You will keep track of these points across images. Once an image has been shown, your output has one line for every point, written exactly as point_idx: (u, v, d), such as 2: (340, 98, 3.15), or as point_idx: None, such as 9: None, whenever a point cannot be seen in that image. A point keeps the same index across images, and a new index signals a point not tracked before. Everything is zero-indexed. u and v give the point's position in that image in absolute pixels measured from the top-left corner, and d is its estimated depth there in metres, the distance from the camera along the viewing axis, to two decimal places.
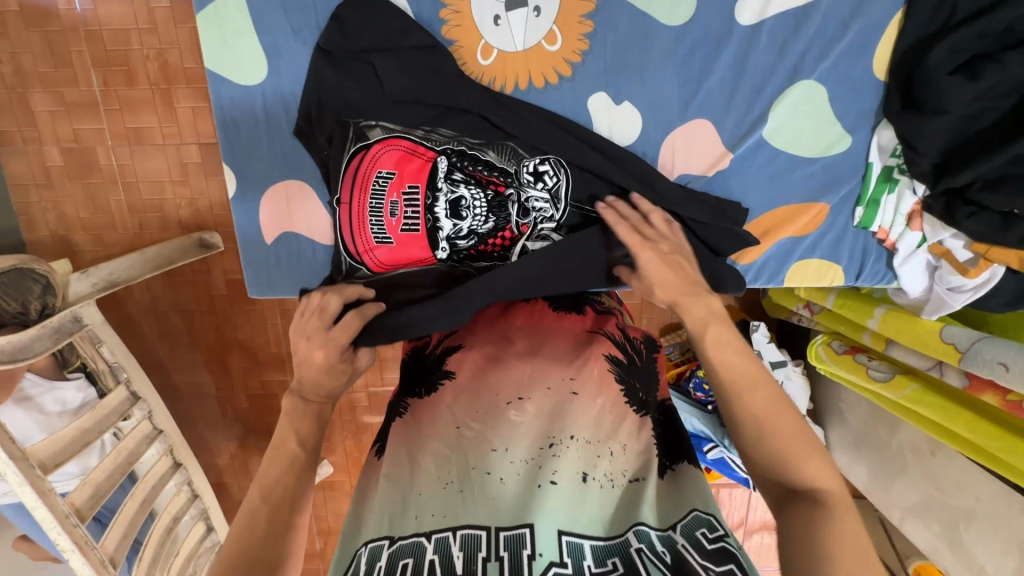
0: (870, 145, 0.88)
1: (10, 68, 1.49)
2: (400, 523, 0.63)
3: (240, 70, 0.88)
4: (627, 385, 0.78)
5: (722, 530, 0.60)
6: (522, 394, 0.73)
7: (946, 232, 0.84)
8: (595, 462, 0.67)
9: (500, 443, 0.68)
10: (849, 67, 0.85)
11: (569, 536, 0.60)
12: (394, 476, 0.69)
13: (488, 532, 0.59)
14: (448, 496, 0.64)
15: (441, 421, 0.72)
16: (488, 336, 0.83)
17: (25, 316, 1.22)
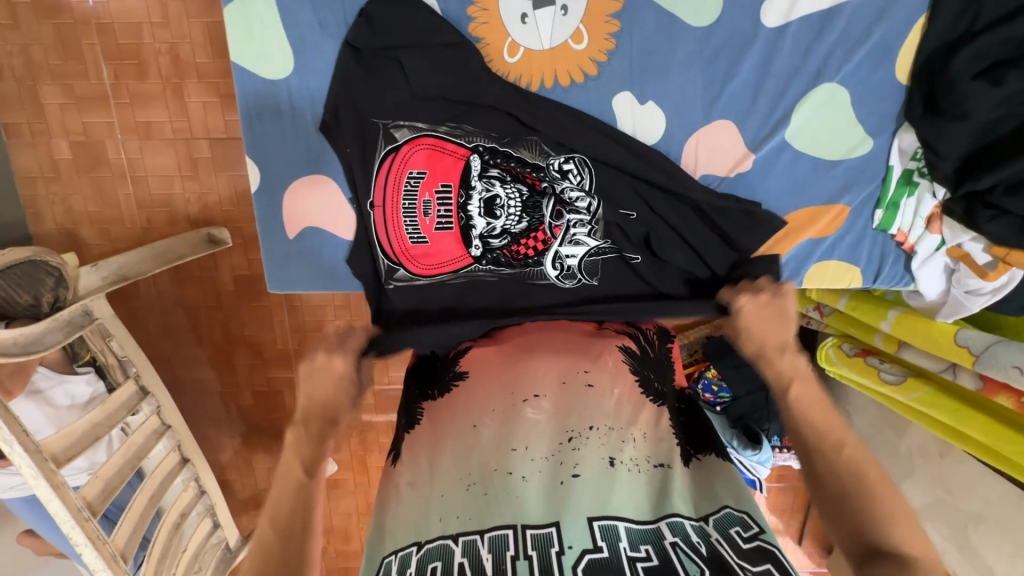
0: (890, 149, 0.89)
1: (19, 60, 1.49)
2: (424, 528, 0.62)
3: (266, 64, 0.88)
4: (641, 375, 0.78)
5: (757, 528, 0.60)
6: (538, 391, 0.73)
7: (966, 234, 0.86)
8: (620, 447, 0.68)
9: (519, 442, 0.68)
10: (872, 72, 0.86)
11: (600, 521, 0.60)
12: (415, 483, 0.69)
13: (515, 529, 0.59)
14: (472, 498, 0.64)
15: (457, 424, 0.72)
16: (501, 334, 0.84)
17: (36, 308, 1.22)
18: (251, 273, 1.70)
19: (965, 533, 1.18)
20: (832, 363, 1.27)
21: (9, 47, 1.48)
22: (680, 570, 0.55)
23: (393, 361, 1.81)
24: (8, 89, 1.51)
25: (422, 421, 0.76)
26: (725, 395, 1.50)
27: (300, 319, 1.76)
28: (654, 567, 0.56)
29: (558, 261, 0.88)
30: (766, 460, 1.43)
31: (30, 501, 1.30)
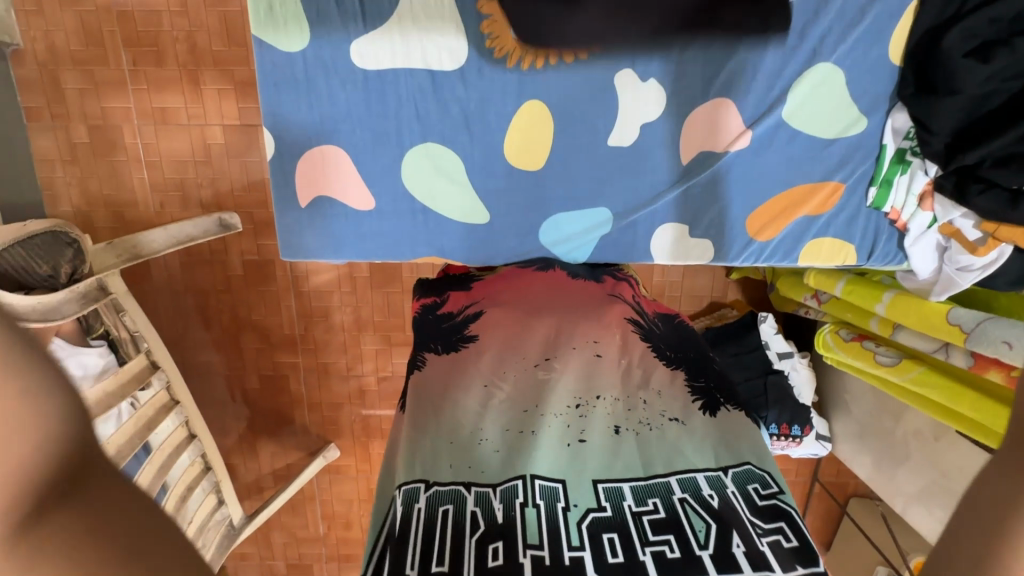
0: (884, 128, 0.92)
1: (42, 46, 1.54)
2: (433, 470, 0.63)
3: (282, 32, 0.89)
4: (654, 343, 0.81)
5: (775, 488, 0.60)
6: (548, 355, 0.78)
7: (956, 211, 0.87)
8: (626, 415, 0.69)
9: (530, 403, 0.70)
10: (866, 54, 0.88)
11: (605, 483, 0.62)
12: (421, 425, 0.68)
13: (524, 480, 0.60)
14: (483, 453, 0.64)
15: (466, 376, 0.74)
16: (509, 300, 0.88)
17: (54, 279, 1.25)
18: (260, 257, 1.74)
19: None
20: (830, 348, 1.31)
21: (33, 34, 1.53)
22: (687, 525, 0.57)
23: (396, 348, 1.84)
24: (30, 74, 1.56)
25: (422, 368, 0.77)
26: None
27: (307, 304, 1.80)
28: (660, 520, 0.57)
29: None
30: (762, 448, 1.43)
31: None
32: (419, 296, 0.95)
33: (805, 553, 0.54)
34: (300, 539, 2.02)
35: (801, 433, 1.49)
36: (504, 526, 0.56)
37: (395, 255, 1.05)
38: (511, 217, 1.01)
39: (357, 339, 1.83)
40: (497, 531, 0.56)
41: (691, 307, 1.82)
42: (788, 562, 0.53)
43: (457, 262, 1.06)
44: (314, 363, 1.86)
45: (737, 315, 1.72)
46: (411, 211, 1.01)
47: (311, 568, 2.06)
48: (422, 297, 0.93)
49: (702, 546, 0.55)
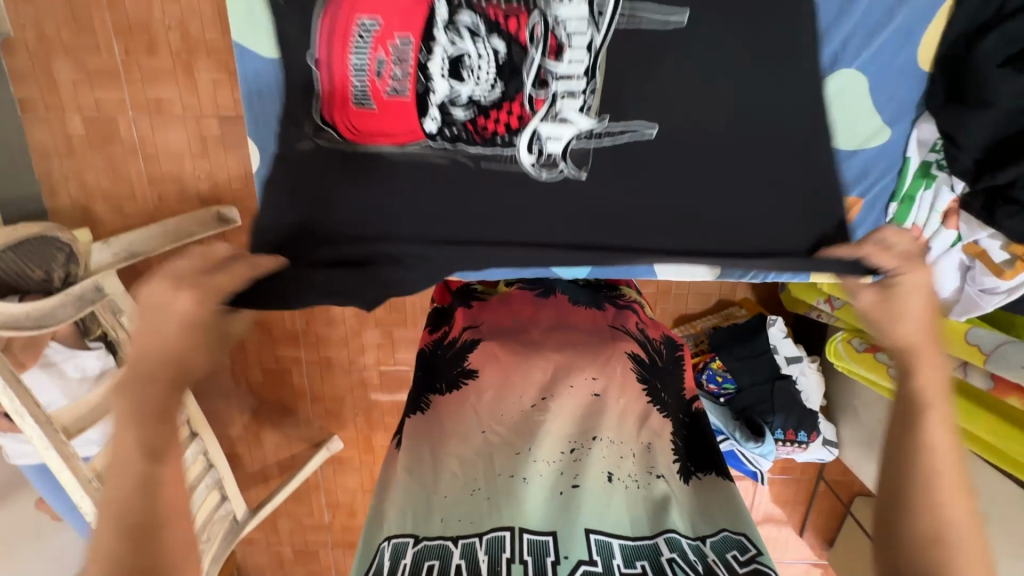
0: (908, 139, 0.85)
1: (32, 34, 1.48)
2: (425, 524, 0.61)
3: (264, 43, 0.86)
4: (650, 385, 0.77)
5: (753, 551, 0.57)
6: (546, 394, 0.73)
7: (983, 231, 0.82)
8: (619, 463, 0.66)
9: (523, 447, 0.67)
10: (892, 58, 0.81)
11: (598, 535, 0.58)
12: (416, 476, 0.67)
13: (513, 532, 0.58)
14: (475, 502, 0.62)
15: (463, 420, 0.71)
16: (506, 331, 0.85)
17: (48, 283, 1.26)
18: None
19: None
20: (841, 358, 1.26)
21: (22, 21, 1.47)
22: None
23: (398, 342, 1.82)
24: (22, 64, 1.50)
25: (424, 412, 0.74)
26: (729, 386, 1.52)
27: None
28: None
29: (535, 142, 0.84)
30: (769, 453, 1.41)
31: (43, 469, 1.36)
32: (429, 325, 0.93)
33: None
34: (306, 526, 2.05)
35: (807, 438, 1.45)
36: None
37: None
38: None
39: (359, 333, 1.81)
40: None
41: (699, 306, 1.77)
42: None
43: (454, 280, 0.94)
44: (316, 357, 1.85)
45: (746, 316, 1.68)
46: None
47: (318, 554, 2.08)
48: (428, 334, 0.90)
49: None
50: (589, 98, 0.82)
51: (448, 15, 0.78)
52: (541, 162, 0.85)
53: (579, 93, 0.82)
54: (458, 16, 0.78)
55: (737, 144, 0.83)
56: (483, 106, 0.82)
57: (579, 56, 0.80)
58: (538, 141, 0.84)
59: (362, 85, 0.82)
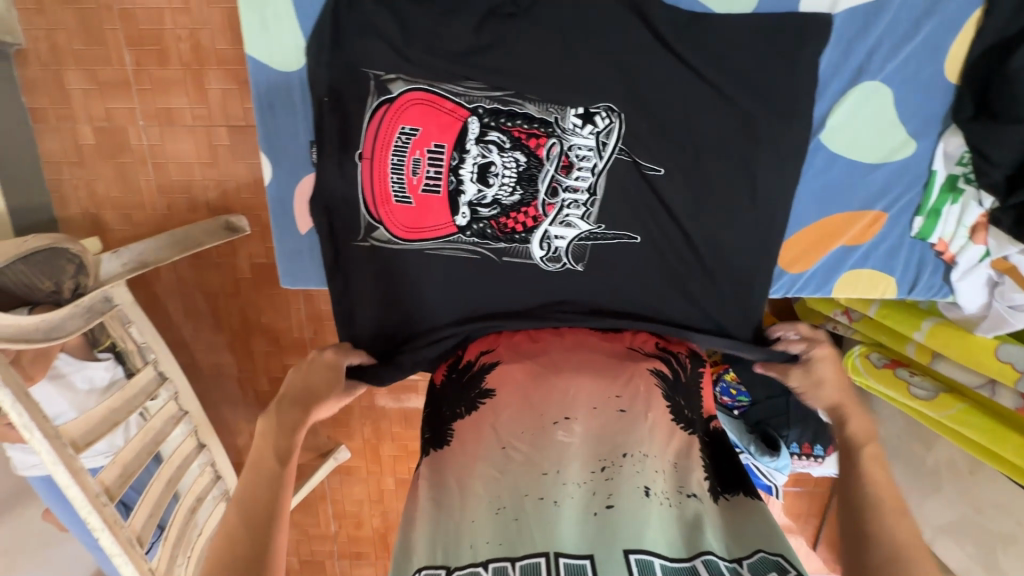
0: (934, 153, 0.83)
1: (44, 46, 1.49)
2: (455, 553, 0.54)
3: (276, 53, 0.85)
4: (675, 404, 0.68)
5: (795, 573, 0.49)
6: (568, 412, 0.64)
7: (1014, 247, 0.79)
8: (654, 478, 0.58)
9: (551, 465, 0.59)
10: (918, 69, 0.79)
11: (637, 554, 0.51)
12: (438, 500, 0.60)
13: (548, 557, 0.50)
14: (503, 523, 0.55)
15: (482, 442, 0.64)
16: (525, 352, 0.76)
17: (58, 295, 1.24)
18: (268, 261, 1.69)
19: (994, 554, 1.14)
20: (859, 373, 1.20)
21: (35, 33, 1.47)
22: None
23: None
24: (34, 75, 1.51)
25: (451, 441, 0.67)
26: (744, 398, 1.48)
27: (316, 307, 1.75)
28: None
29: (546, 241, 0.85)
30: (784, 467, 1.39)
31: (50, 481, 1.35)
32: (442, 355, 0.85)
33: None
34: (312, 536, 2.03)
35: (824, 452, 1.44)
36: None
37: None
38: None
39: None
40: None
41: None
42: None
43: None
44: None
45: None
46: None
47: (324, 565, 2.06)
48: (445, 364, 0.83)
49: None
50: (590, 206, 0.83)
51: (478, 131, 0.81)
52: (550, 258, 0.85)
53: (584, 203, 0.83)
54: (487, 134, 0.81)
55: (758, 158, 0.81)
56: (506, 207, 0.83)
57: (587, 175, 0.82)
58: (548, 240, 0.85)
59: (398, 183, 0.83)
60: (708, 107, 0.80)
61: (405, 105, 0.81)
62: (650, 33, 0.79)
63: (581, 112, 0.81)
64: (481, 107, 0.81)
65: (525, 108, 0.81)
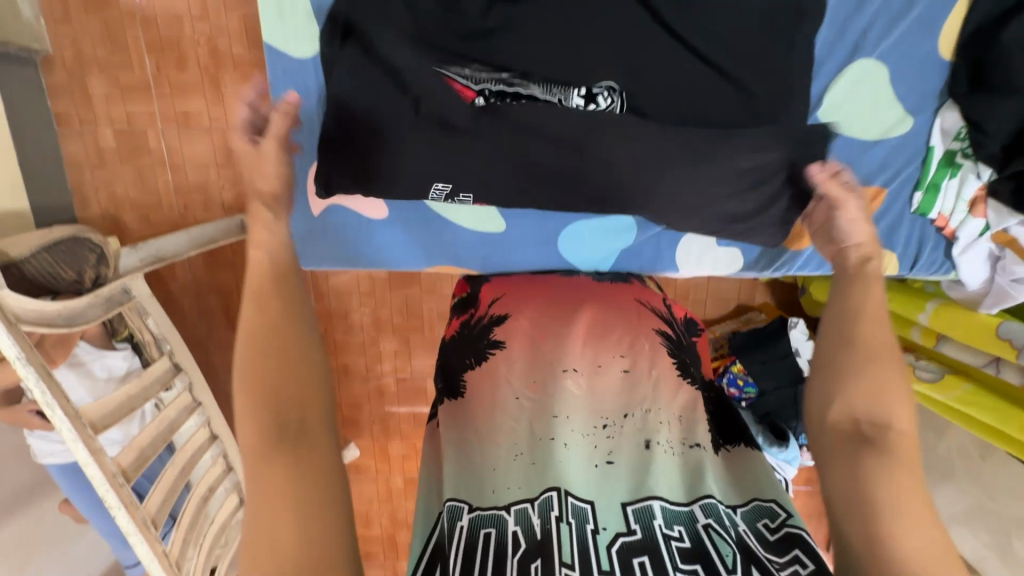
0: (931, 129, 0.85)
1: (69, 52, 1.54)
2: (478, 490, 0.58)
3: (293, 43, 0.89)
4: (679, 359, 0.74)
5: (784, 515, 0.54)
6: (577, 364, 0.69)
7: (1012, 219, 0.80)
8: (656, 429, 0.63)
9: (561, 410, 0.64)
10: (913, 47, 0.82)
11: (634, 505, 0.56)
12: (454, 444, 0.64)
13: (559, 492, 0.56)
14: (523, 469, 0.59)
15: (496, 392, 0.68)
16: (537, 306, 0.80)
17: (80, 284, 1.28)
18: None
19: (1007, 539, 1.10)
20: None
21: (60, 40, 1.53)
22: (713, 551, 0.51)
23: (415, 349, 1.82)
24: (58, 81, 1.56)
25: (465, 394, 0.70)
26: (751, 390, 1.49)
27: (327, 304, 1.77)
28: (687, 549, 0.51)
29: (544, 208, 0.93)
30: (794, 459, 1.37)
31: (70, 469, 1.38)
32: (455, 313, 0.88)
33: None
34: None
35: None
36: (542, 544, 0.51)
37: (406, 263, 1.03)
38: (530, 221, 0.96)
39: (376, 340, 1.81)
40: (536, 550, 0.50)
41: (717, 311, 1.76)
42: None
43: (476, 270, 1.01)
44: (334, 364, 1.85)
45: (765, 320, 1.67)
46: (422, 217, 0.98)
47: None
48: (456, 322, 0.86)
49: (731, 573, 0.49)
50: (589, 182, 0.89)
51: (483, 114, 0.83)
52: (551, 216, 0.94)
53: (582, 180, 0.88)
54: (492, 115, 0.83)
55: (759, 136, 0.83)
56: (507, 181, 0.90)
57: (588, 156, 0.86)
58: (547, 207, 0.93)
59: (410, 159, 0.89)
60: (708, 89, 0.82)
61: (409, 86, 0.82)
62: (651, 17, 0.81)
63: (584, 92, 0.82)
64: (487, 90, 0.82)
65: (530, 90, 0.82)
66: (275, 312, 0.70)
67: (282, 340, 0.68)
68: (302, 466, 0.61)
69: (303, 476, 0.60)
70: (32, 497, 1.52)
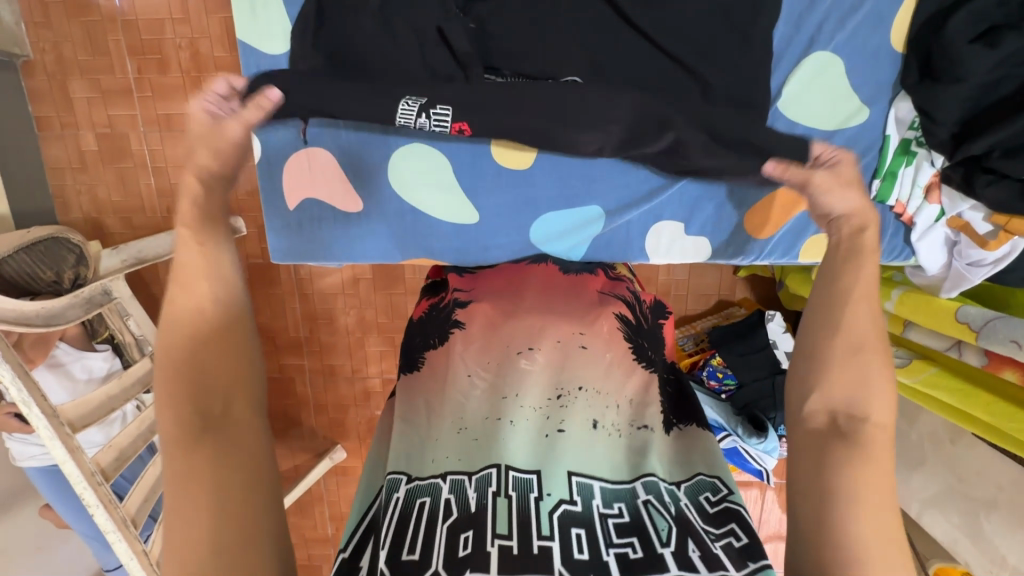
0: (887, 118, 0.88)
1: (50, 57, 1.54)
2: (418, 465, 0.62)
3: (265, 38, 0.90)
4: (636, 344, 0.79)
5: (725, 491, 0.60)
6: (533, 344, 0.73)
7: (965, 204, 0.84)
8: (603, 411, 0.68)
9: (511, 391, 0.68)
10: (866, 40, 0.85)
11: (578, 477, 0.60)
12: (408, 421, 0.68)
13: (499, 469, 0.59)
14: (464, 442, 0.63)
15: (451, 369, 0.72)
16: (499, 294, 0.85)
17: (59, 284, 1.30)
18: (265, 260, 1.72)
19: (977, 522, 1.12)
20: None
21: (42, 45, 1.54)
22: (649, 525, 0.56)
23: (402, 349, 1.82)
24: (40, 85, 1.56)
25: (423, 365, 0.76)
26: (730, 381, 1.51)
27: (312, 306, 1.78)
28: (624, 523, 0.57)
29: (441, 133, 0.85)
30: (772, 450, 1.37)
31: (49, 471, 1.37)
32: (424, 296, 0.92)
33: (753, 551, 0.53)
34: (309, 540, 2.00)
35: None
36: (477, 516, 0.55)
37: (384, 257, 1.04)
38: (504, 213, 0.98)
39: (363, 341, 1.81)
40: (469, 521, 0.55)
41: (699, 307, 1.78)
42: (739, 562, 0.52)
43: (448, 261, 1.03)
44: (320, 365, 1.83)
45: (745, 314, 1.70)
46: (399, 211, 0.99)
47: (321, 569, 2.03)
48: (426, 303, 0.90)
49: (664, 544, 0.54)
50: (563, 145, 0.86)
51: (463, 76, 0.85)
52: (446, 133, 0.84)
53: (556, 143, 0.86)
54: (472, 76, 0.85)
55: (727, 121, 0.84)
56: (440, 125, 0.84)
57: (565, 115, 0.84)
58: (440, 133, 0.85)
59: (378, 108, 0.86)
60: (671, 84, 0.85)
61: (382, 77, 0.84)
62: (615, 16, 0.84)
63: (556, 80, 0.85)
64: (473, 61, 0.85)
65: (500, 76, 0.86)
66: (207, 287, 0.60)
67: (215, 319, 0.59)
68: (228, 467, 0.54)
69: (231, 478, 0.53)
70: (12, 502, 1.50)
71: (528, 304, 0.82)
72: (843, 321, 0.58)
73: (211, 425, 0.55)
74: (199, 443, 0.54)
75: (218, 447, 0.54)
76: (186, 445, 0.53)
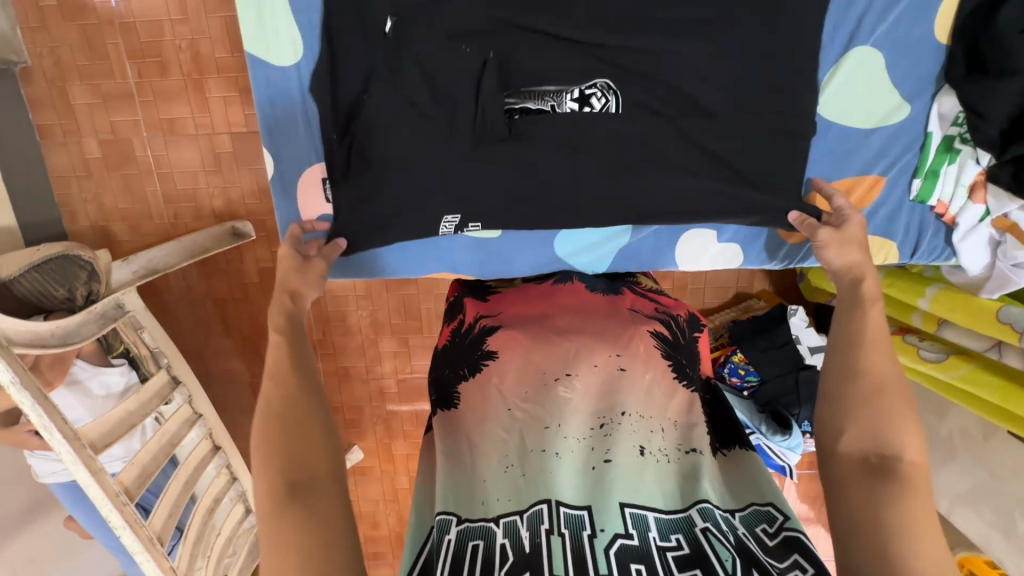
0: (929, 114, 0.85)
1: (49, 62, 1.50)
2: (467, 505, 0.62)
3: (275, 48, 0.86)
4: (674, 360, 0.78)
5: (781, 518, 0.59)
6: (569, 370, 0.72)
7: (1012, 204, 0.80)
8: (650, 437, 0.66)
9: (553, 420, 0.67)
10: (908, 31, 0.83)
11: (632, 509, 0.59)
12: (449, 463, 0.67)
13: (550, 505, 0.58)
14: (512, 480, 0.63)
15: (489, 403, 0.71)
16: (524, 318, 0.84)
17: (71, 302, 1.28)
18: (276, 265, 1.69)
19: (1010, 518, 1.09)
20: None
21: (39, 49, 1.49)
22: (712, 555, 0.54)
23: (414, 349, 1.80)
24: (39, 91, 1.52)
25: (457, 404, 0.75)
26: (753, 378, 1.48)
27: (324, 309, 1.76)
28: (685, 556, 0.55)
29: None
30: (796, 446, 1.34)
31: (71, 486, 1.37)
32: (445, 323, 0.93)
33: None
34: None
35: None
36: (531, 557, 0.54)
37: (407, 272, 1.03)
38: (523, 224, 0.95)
39: (375, 342, 1.79)
40: (524, 563, 0.54)
41: (717, 300, 1.75)
42: None
43: (471, 276, 1.02)
44: (334, 367, 1.82)
45: (765, 307, 1.66)
46: None
47: None
48: (445, 329, 0.91)
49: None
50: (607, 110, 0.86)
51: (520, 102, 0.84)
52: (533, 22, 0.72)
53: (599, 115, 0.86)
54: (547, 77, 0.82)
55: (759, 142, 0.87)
56: None
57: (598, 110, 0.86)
58: None
59: None
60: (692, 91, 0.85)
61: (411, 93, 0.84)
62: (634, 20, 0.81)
63: (577, 97, 0.86)
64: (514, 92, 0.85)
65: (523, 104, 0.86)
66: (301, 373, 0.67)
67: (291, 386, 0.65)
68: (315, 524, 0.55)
69: (312, 533, 0.55)
70: (38, 512, 1.50)
71: (565, 326, 0.80)
72: (858, 366, 0.65)
73: (297, 489, 0.58)
74: (285, 503, 0.56)
75: (307, 511, 0.56)
76: (276, 507, 0.56)
